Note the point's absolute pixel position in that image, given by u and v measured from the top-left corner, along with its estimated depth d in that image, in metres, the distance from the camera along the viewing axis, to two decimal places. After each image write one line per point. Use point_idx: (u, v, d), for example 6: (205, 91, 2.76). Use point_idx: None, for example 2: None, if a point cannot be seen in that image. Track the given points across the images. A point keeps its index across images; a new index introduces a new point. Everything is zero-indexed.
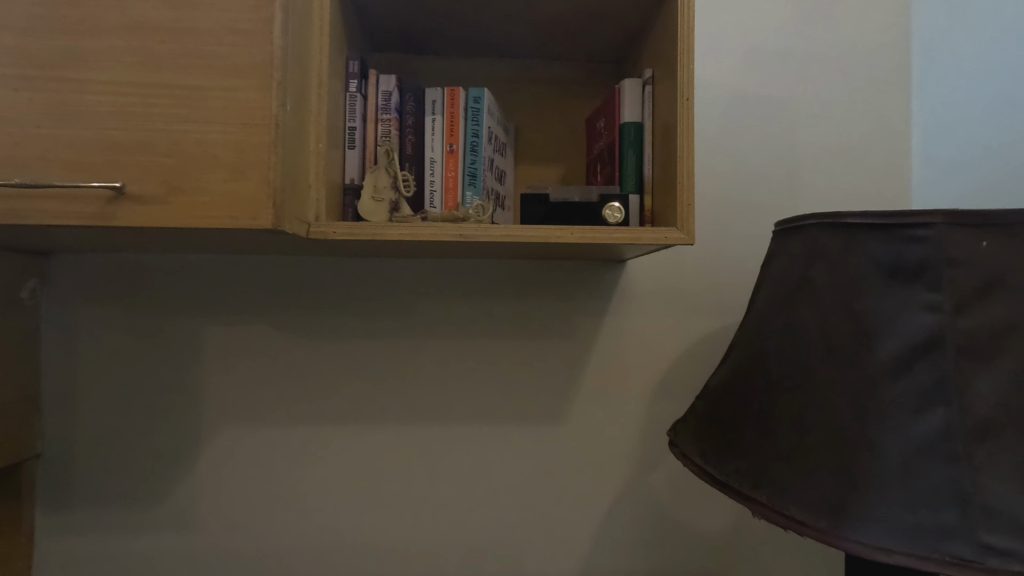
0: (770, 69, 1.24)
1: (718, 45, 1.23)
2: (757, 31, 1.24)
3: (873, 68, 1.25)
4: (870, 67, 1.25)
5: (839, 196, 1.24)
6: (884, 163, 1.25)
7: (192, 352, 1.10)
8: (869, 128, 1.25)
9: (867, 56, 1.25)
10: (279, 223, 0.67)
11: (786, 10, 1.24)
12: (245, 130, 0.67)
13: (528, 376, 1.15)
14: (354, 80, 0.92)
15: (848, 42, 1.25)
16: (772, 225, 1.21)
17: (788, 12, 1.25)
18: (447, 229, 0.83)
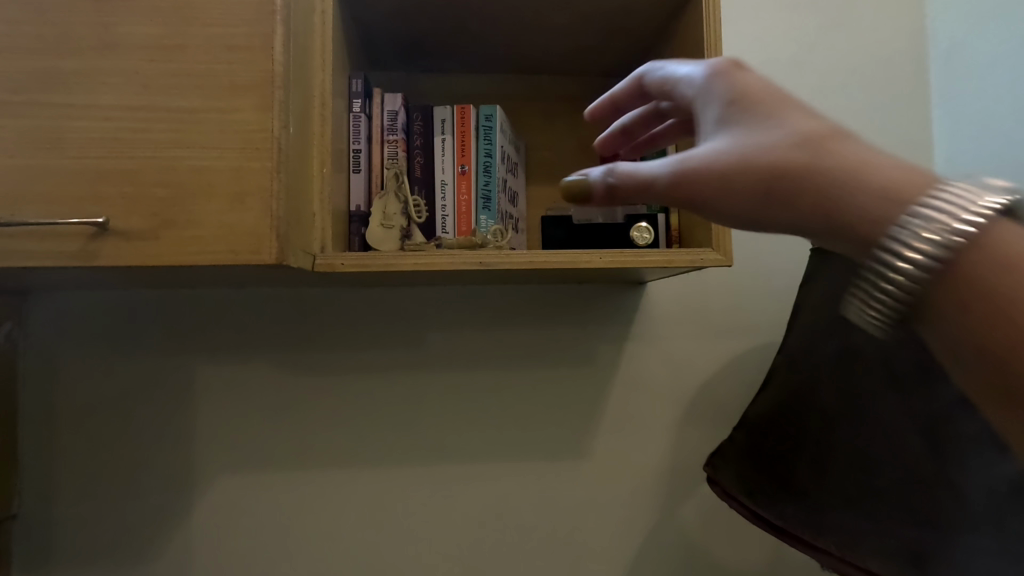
0: (786, 78, 1.19)
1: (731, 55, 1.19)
2: (771, 41, 1.20)
3: (891, 76, 1.21)
4: (888, 75, 1.21)
5: None
6: None
7: (185, 394, 1.01)
8: (890, 136, 1.20)
9: (884, 63, 1.22)
10: (283, 257, 0.60)
11: (799, 20, 1.21)
12: (244, 154, 0.60)
13: (548, 407, 1.07)
14: (357, 100, 0.86)
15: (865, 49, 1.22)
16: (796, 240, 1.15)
17: (802, 21, 1.21)
18: (465, 256, 0.76)
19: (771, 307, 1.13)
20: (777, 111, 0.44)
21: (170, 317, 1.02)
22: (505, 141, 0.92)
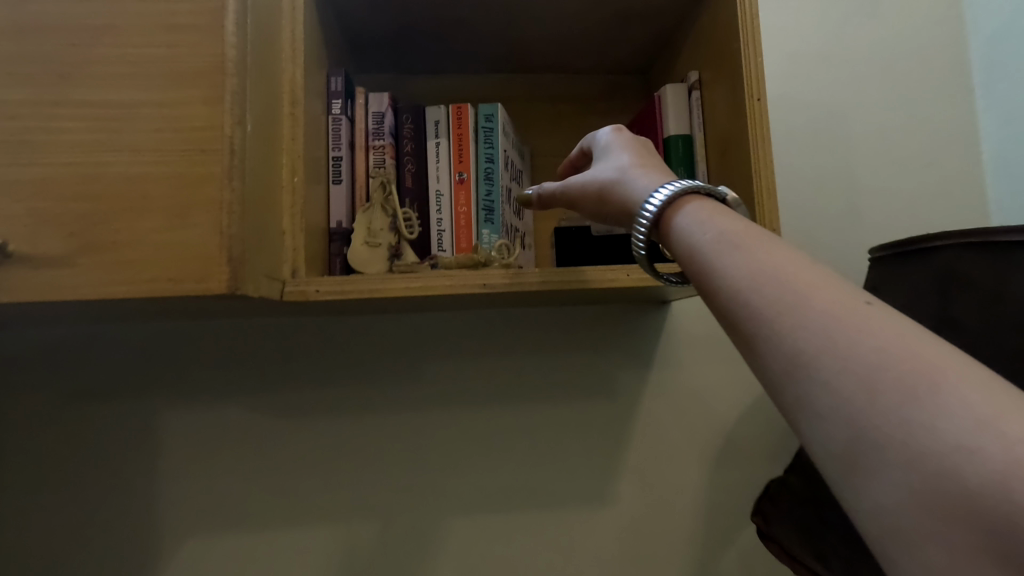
0: (813, 72, 1.08)
1: None
2: (796, 33, 1.09)
3: (929, 66, 1.10)
4: (925, 65, 1.10)
5: (908, 211, 1.06)
6: (954, 170, 1.08)
7: (146, 444, 0.88)
8: (932, 133, 1.08)
9: (921, 53, 1.10)
10: (237, 285, 0.48)
11: (824, 9, 1.10)
12: (186, 157, 0.48)
13: (562, 447, 0.94)
14: (337, 100, 0.74)
15: (898, 39, 1.11)
16: (835, 251, 1.03)
17: (827, 11, 1.11)
18: (467, 276, 0.64)
19: None
20: (625, 146, 0.58)
21: (130, 355, 0.89)
22: (508, 144, 0.80)
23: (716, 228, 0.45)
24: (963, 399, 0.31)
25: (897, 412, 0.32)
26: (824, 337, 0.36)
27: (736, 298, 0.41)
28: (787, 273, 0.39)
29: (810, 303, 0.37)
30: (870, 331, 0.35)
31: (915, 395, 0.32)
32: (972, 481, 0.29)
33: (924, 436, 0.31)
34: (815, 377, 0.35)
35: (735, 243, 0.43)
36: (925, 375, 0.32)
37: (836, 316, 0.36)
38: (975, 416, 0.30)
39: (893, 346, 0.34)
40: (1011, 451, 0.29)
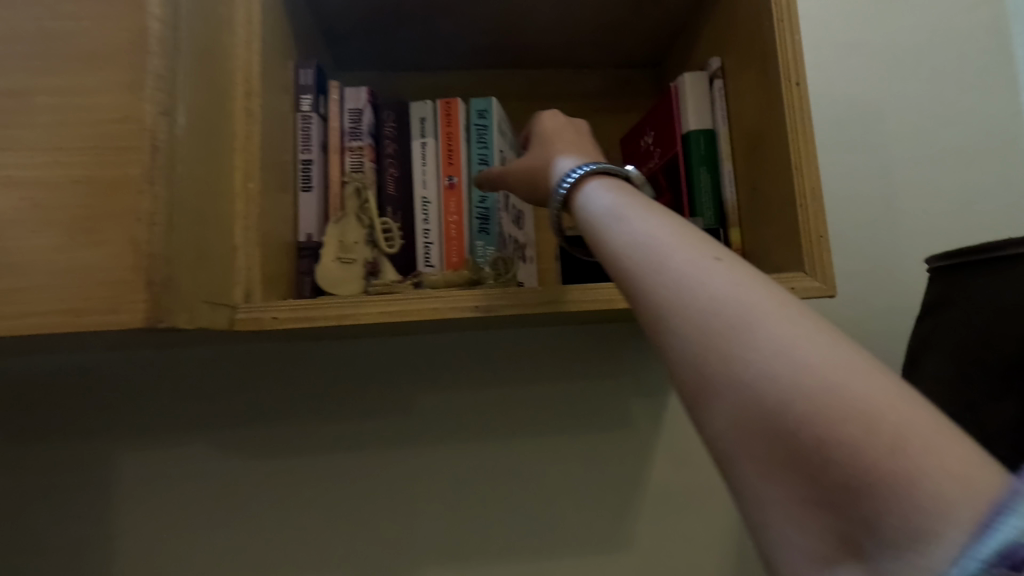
0: (850, 58, 0.94)
1: None
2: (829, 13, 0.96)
3: (979, 45, 0.96)
4: (976, 44, 0.96)
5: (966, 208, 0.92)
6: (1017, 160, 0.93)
7: (100, 491, 0.77)
8: (988, 119, 0.94)
9: (970, 31, 0.97)
10: (157, 318, 0.38)
11: None
12: (94, 158, 0.38)
13: (573, 485, 0.83)
14: (308, 96, 0.65)
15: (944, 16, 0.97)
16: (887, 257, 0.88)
17: None
18: (455, 296, 0.54)
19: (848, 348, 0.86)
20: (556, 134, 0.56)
21: (82, 390, 0.78)
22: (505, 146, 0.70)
23: (598, 187, 0.43)
24: (790, 336, 0.29)
25: (733, 352, 0.30)
26: (672, 281, 0.33)
27: (606, 250, 0.39)
28: (649, 221, 0.37)
29: (667, 247, 0.35)
30: (715, 270, 0.33)
31: (749, 334, 0.30)
32: (790, 413, 0.28)
33: (754, 373, 0.29)
34: (665, 322, 0.33)
35: (610, 198, 0.41)
36: (756, 311, 0.30)
37: (685, 259, 0.34)
38: (795, 349, 0.29)
39: (736, 283, 0.32)
40: (826, 384, 0.27)
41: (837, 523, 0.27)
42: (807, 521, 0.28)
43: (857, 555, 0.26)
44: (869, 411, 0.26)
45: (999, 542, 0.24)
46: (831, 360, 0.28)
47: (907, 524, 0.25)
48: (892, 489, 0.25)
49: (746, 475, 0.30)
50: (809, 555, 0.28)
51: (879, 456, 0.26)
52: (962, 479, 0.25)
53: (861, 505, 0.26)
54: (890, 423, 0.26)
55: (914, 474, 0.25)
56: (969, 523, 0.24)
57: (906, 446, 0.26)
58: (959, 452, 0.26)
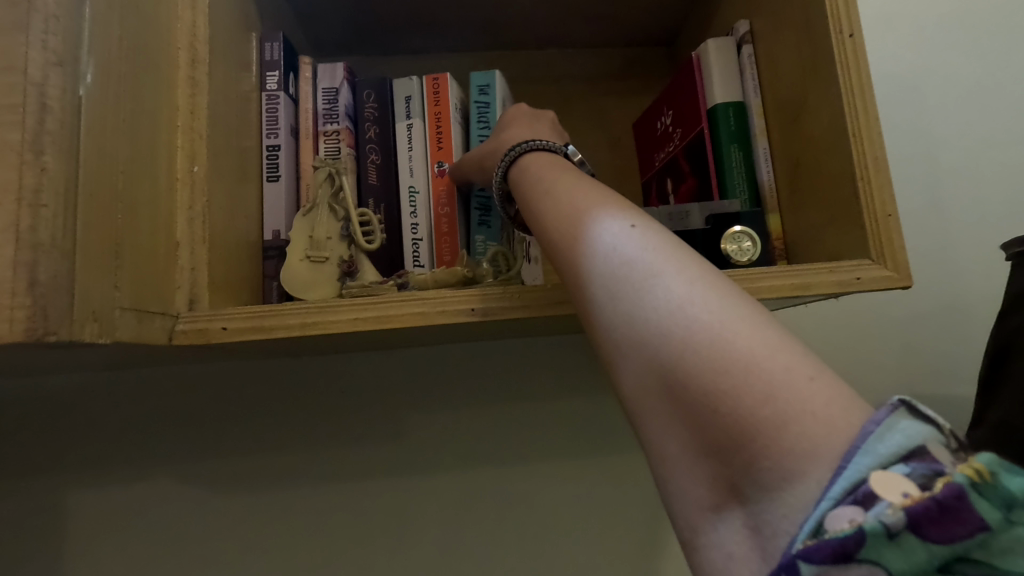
0: (903, 27, 0.85)
1: None
2: None
3: None
4: None
5: None
6: None
7: (45, 543, 0.66)
8: None
9: None
10: (43, 329, 0.29)
11: None
12: None
13: (601, 516, 0.70)
14: (274, 73, 0.56)
15: None
16: (944, 247, 0.79)
17: None
18: (448, 298, 0.44)
19: (899, 349, 0.76)
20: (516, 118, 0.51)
21: (22, 424, 0.67)
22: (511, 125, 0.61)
23: (531, 162, 0.43)
24: (685, 292, 0.29)
25: (638, 307, 0.30)
26: (584, 248, 0.34)
27: (535, 222, 0.39)
28: (572, 194, 0.37)
29: (586, 216, 0.35)
30: (625, 234, 0.33)
31: (652, 292, 0.29)
32: (677, 364, 0.27)
33: (653, 332, 0.29)
34: (580, 283, 0.34)
35: (549, 176, 0.41)
36: (656, 270, 0.30)
37: (603, 228, 0.34)
38: (687, 304, 0.28)
39: (643, 245, 0.32)
40: (711, 335, 0.27)
41: (723, 469, 0.26)
42: (696, 468, 0.27)
43: (740, 500, 0.26)
44: (749, 361, 0.26)
45: (854, 478, 0.23)
46: (724, 313, 0.28)
47: (777, 465, 0.24)
48: (763, 433, 0.25)
49: (644, 425, 0.29)
50: (699, 500, 0.27)
51: (753, 403, 0.25)
52: (831, 423, 0.25)
53: (738, 449, 0.25)
54: (765, 370, 0.26)
55: (785, 420, 0.25)
56: (831, 461, 0.24)
57: (779, 393, 0.25)
58: (831, 398, 0.25)
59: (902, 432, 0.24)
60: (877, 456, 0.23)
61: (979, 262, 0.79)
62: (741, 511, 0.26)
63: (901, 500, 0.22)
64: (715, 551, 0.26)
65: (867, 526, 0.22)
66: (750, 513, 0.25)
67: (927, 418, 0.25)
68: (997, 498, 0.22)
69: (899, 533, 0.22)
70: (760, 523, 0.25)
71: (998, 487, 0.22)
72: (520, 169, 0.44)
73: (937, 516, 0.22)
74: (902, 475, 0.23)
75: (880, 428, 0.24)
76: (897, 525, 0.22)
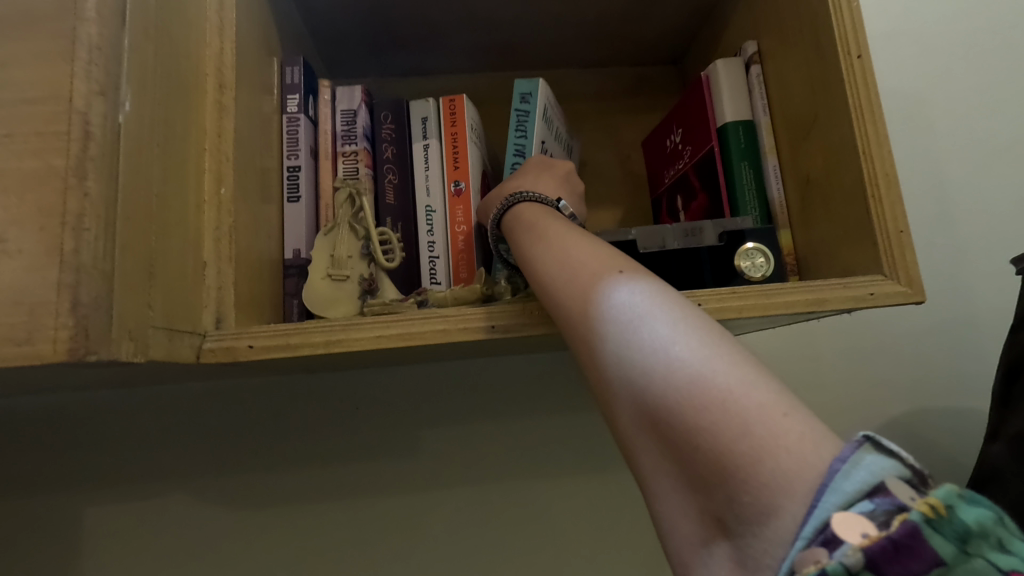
0: (910, 45, 0.86)
1: None
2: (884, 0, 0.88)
3: None
4: None
5: None
6: None
7: (62, 557, 0.66)
8: None
9: None
10: (85, 348, 0.29)
11: None
12: (7, 148, 0.30)
13: (612, 533, 0.70)
14: (294, 95, 0.58)
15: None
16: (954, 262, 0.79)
17: None
18: (465, 315, 0.45)
19: (909, 363, 0.76)
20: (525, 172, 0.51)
21: (44, 438, 0.68)
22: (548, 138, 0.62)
23: (525, 211, 0.46)
24: (668, 331, 0.30)
25: (624, 348, 0.31)
26: (580, 292, 0.36)
27: (529, 268, 0.41)
28: (566, 243, 0.39)
29: (578, 264, 0.37)
30: (614, 281, 0.34)
31: (637, 332, 0.31)
32: (661, 401, 0.28)
33: (637, 371, 0.30)
34: (574, 326, 0.35)
35: (543, 222, 0.43)
36: (642, 311, 0.31)
37: (596, 276, 0.36)
38: (669, 343, 0.29)
39: (630, 289, 0.33)
40: (691, 371, 0.28)
41: (709, 503, 0.27)
42: (686, 505, 0.28)
43: (725, 535, 0.26)
44: (727, 396, 0.27)
45: (822, 518, 0.24)
46: (704, 352, 0.28)
47: (756, 498, 0.25)
48: (741, 468, 0.25)
49: (637, 465, 0.30)
50: (689, 536, 0.28)
51: (731, 436, 0.26)
52: (807, 459, 0.25)
53: (720, 483, 0.26)
54: (743, 406, 0.26)
55: (761, 455, 0.25)
56: (804, 495, 0.25)
57: (756, 428, 0.26)
58: (805, 434, 0.26)
59: (866, 469, 0.24)
60: (843, 494, 0.24)
61: (988, 278, 0.79)
62: (728, 544, 0.26)
63: (861, 540, 0.23)
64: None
65: (830, 568, 0.22)
66: (736, 546, 0.26)
67: (891, 452, 0.25)
68: (950, 531, 0.23)
69: (858, 572, 0.22)
70: (745, 556, 0.26)
71: (953, 521, 0.23)
72: (516, 216, 0.46)
73: (894, 554, 0.22)
74: (863, 514, 0.24)
75: (846, 465, 0.25)
76: (856, 565, 0.22)
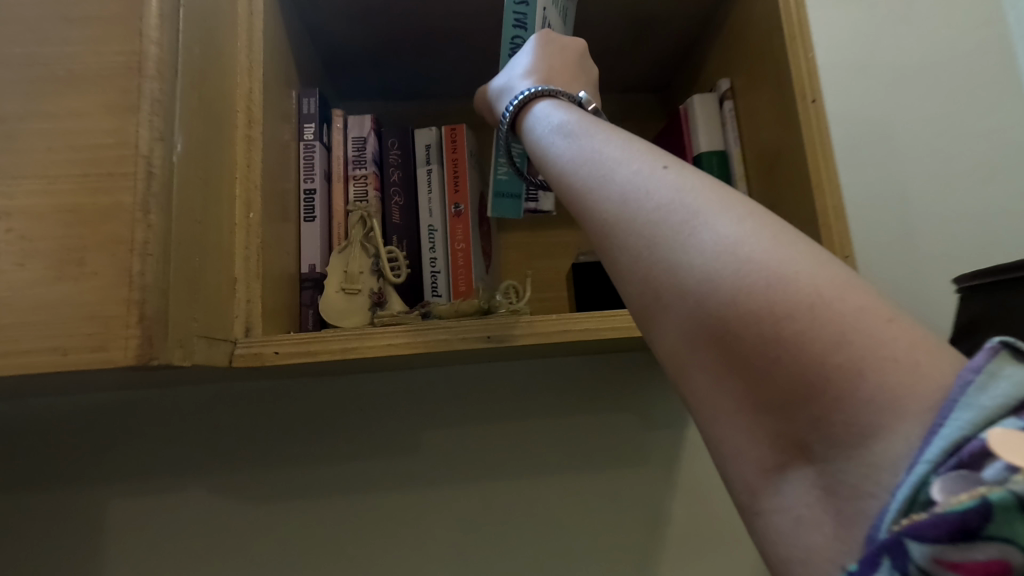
0: (877, 78, 0.93)
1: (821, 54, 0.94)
2: (853, 36, 0.95)
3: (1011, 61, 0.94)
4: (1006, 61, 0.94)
5: (1000, 225, 0.88)
6: None
7: (84, 546, 0.71)
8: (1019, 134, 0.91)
9: (999, 49, 0.95)
10: (150, 354, 0.35)
11: (882, 7, 0.96)
12: (83, 186, 0.36)
13: (593, 528, 0.76)
14: (310, 124, 0.63)
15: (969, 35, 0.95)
16: (912, 282, 0.86)
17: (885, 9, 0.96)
18: (466, 327, 0.51)
19: None
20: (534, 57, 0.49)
21: (69, 435, 0.73)
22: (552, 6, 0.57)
23: (552, 113, 0.41)
24: (731, 232, 0.28)
25: (683, 252, 0.29)
26: (614, 190, 0.32)
27: (551, 173, 0.37)
28: (596, 137, 0.36)
29: (613, 158, 0.34)
30: (659, 178, 0.31)
31: (696, 235, 0.29)
32: (733, 309, 0.26)
33: (701, 276, 0.28)
34: (607, 231, 0.32)
35: (568, 119, 0.39)
36: (697, 210, 0.29)
37: (632, 169, 0.32)
38: (736, 244, 0.27)
39: (678, 186, 0.30)
40: (765, 276, 0.26)
41: (790, 426, 0.26)
42: (757, 428, 0.27)
43: (808, 458, 0.25)
44: (816, 302, 0.25)
45: (955, 439, 0.22)
46: (777, 251, 0.27)
47: (854, 418, 0.24)
48: (836, 381, 0.24)
49: (691, 382, 0.29)
50: (762, 460, 0.27)
51: (824, 345, 0.24)
52: (917, 372, 0.24)
53: (808, 402, 0.25)
54: (836, 311, 0.25)
55: (859, 368, 0.24)
56: (921, 416, 0.23)
57: (852, 336, 0.24)
58: (914, 343, 0.24)
59: (1009, 380, 0.22)
60: (981, 410, 0.22)
61: (944, 297, 0.85)
62: (812, 469, 0.25)
63: None
64: (782, 513, 0.26)
65: (994, 497, 0.20)
66: (823, 471, 0.25)
67: None
68: None
69: None
70: (834, 480, 0.25)
71: None
72: (533, 118, 0.43)
73: None
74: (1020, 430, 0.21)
75: (980, 377, 0.23)
76: None
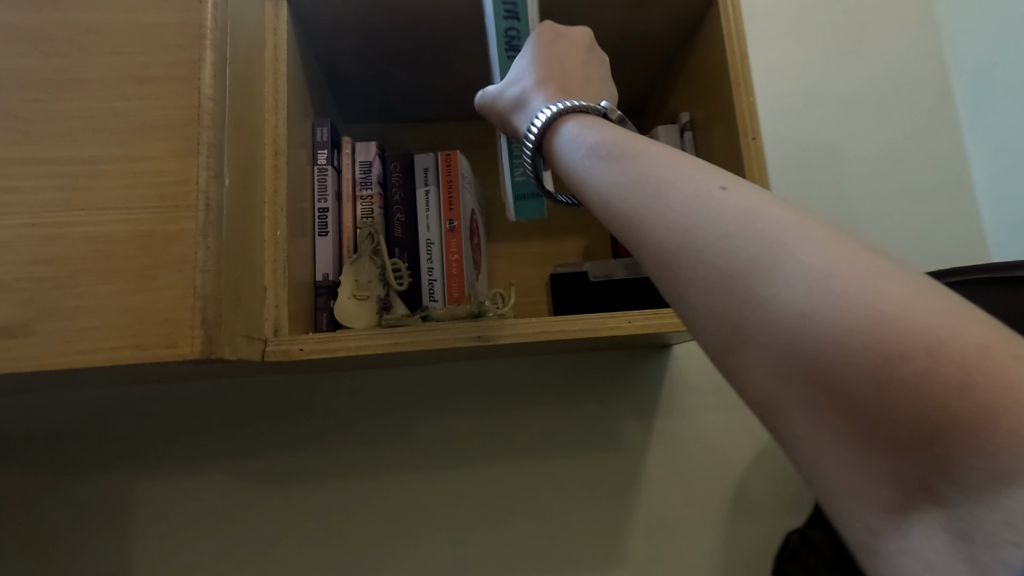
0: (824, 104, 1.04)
1: (776, 82, 1.04)
2: (804, 67, 1.05)
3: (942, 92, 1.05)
4: (938, 91, 1.05)
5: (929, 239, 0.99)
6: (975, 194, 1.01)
7: (114, 524, 0.80)
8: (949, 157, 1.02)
9: (932, 80, 1.06)
10: (211, 350, 0.44)
11: (830, 41, 1.07)
12: (156, 215, 0.45)
13: (567, 507, 0.85)
14: (323, 150, 0.72)
15: (908, 67, 1.06)
16: None
17: (832, 42, 1.07)
18: (459, 328, 0.60)
19: None
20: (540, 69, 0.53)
21: (100, 424, 0.82)
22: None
23: (585, 135, 0.44)
24: (820, 265, 0.29)
25: (775, 288, 0.29)
26: (687, 221, 0.34)
27: (603, 203, 0.40)
28: (634, 157, 0.39)
29: (673, 187, 0.36)
30: (729, 211, 0.33)
31: (783, 270, 0.29)
32: (838, 348, 0.27)
33: (798, 314, 0.28)
34: (684, 266, 0.33)
35: (607, 142, 0.42)
36: (779, 244, 0.30)
37: (686, 194, 0.35)
38: (828, 279, 0.28)
39: (751, 217, 0.32)
40: (865, 312, 0.27)
41: (912, 468, 0.26)
42: (875, 471, 0.27)
43: (931, 499, 0.26)
44: (930, 343, 0.25)
45: None
46: (872, 285, 0.27)
47: (984, 463, 0.24)
48: (958, 424, 0.24)
49: (786, 421, 0.30)
50: (881, 505, 0.27)
51: (946, 389, 0.25)
52: None
53: (928, 445, 0.25)
54: (950, 352, 0.25)
55: (980, 410, 0.24)
56: None
57: (972, 377, 0.24)
58: None
59: None
60: None
61: None
62: (939, 512, 0.25)
63: None
64: (904, 556, 0.26)
65: None
66: (950, 514, 0.25)
67: None
68: None
69: None
70: (964, 523, 0.25)
71: None
72: (571, 141, 0.45)
73: None
74: None
75: None
76: None
